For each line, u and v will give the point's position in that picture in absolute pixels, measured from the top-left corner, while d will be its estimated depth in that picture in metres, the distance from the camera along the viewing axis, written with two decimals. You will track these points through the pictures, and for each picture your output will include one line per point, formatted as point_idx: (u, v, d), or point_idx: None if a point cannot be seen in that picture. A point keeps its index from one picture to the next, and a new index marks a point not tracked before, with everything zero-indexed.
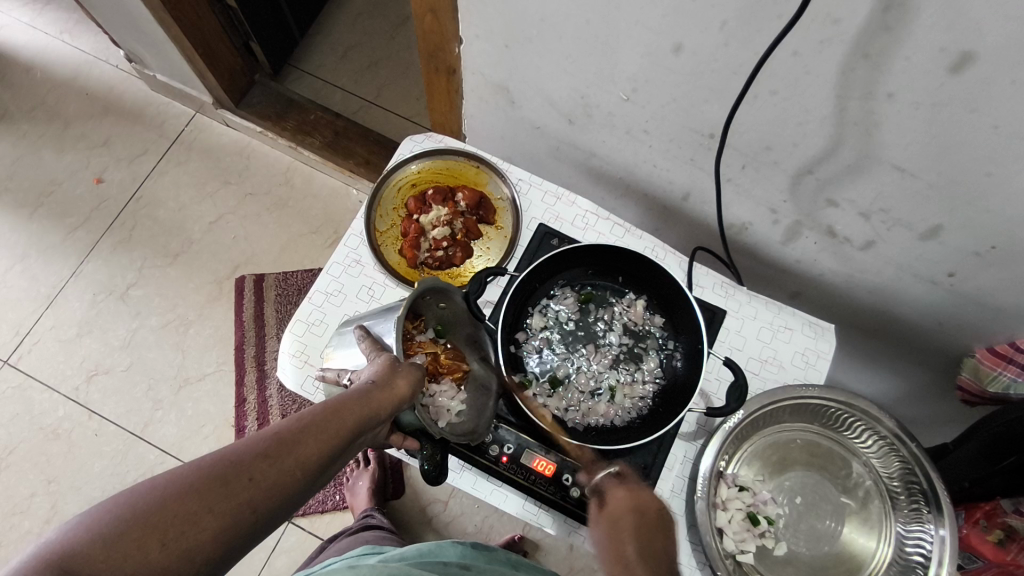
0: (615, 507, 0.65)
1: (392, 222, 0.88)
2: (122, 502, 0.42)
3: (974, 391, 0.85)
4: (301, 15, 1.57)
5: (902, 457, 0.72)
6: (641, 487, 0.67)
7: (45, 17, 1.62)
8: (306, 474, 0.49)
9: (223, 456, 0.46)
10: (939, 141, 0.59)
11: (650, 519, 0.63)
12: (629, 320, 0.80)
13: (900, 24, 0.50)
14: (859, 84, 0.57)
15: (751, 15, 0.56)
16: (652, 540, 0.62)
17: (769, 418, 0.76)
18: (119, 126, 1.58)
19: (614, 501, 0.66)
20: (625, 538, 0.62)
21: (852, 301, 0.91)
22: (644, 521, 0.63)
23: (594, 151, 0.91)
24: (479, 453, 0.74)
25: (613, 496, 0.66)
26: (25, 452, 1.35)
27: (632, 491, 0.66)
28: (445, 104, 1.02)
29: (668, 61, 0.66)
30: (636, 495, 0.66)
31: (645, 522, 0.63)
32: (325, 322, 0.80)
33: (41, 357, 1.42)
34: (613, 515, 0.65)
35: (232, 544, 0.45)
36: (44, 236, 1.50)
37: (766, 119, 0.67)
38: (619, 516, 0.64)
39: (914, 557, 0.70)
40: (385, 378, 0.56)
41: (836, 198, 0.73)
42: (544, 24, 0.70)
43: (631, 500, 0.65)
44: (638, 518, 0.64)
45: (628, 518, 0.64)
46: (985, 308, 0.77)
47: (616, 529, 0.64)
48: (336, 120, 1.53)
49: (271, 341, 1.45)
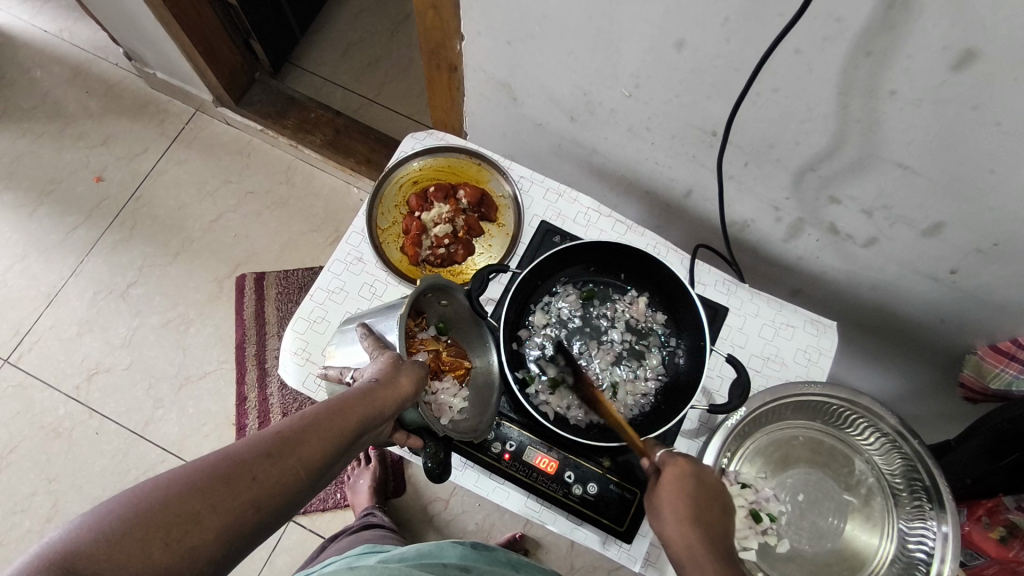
0: (675, 487, 0.61)
1: (394, 220, 0.88)
2: (124, 501, 0.42)
3: (976, 388, 0.85)
4: (302, 13, 1.56)
5: (904, 454, 0.72)
6: (701, 469, 0.63)
7: (45, 15, 1.62)
8: (309, 473, 0.49)
9: (226, 455, 0.46)
10: (942, 138, 0.59)
11: (710, 501, 0.61)
12: (631, 317, 0.80)
13: (904, 21, 0.50)
14: (862, 82, 0.57)
15: (754, 12, 0.55)
16: (713, 523, 0.60)
17: (771, 415, 0.76)
18: (119, 124, 1.58)
19: (671, 479, 0.62)
20: (688, 522, 0.59)
21: (853, 298, 0.91)
22: (705, 503, 0.61)
23: (596, 148, 0.91)
24: (481, 450, 0.74)
25: (670, 474, 0.62)
26: (26, 451, 1.35)
27: (692, 469, 0.62)
28: (446, 102, 1.02)
29: (670, 58, 0.66)
30: (696, 474, 0.62)
31: (706, 504, 0.61)
32: (327, 320, 0.80)
33: (41, 355, 1.42)
34: (672, 494, 0.61)
35: (235, 544, 0.45)
36: (44, 235, 1.49)
37: (768, 116, 0.67)
38: (680, 497, 0.61)
39: (916, 554, 0.70)
40: (388, 376, 0.56)
41: (838, 195, 0.73)
42: (547, 20, 0.70)
43: (692, 479, 0.62)
44: (698, 500, 0.61)
45: (688, 500, 0.60)
46: (987, 305, 0.77)
47: (677, 510, 0.60)
48: (336, 118, 1.53)
49: (272, 339, 1.45)
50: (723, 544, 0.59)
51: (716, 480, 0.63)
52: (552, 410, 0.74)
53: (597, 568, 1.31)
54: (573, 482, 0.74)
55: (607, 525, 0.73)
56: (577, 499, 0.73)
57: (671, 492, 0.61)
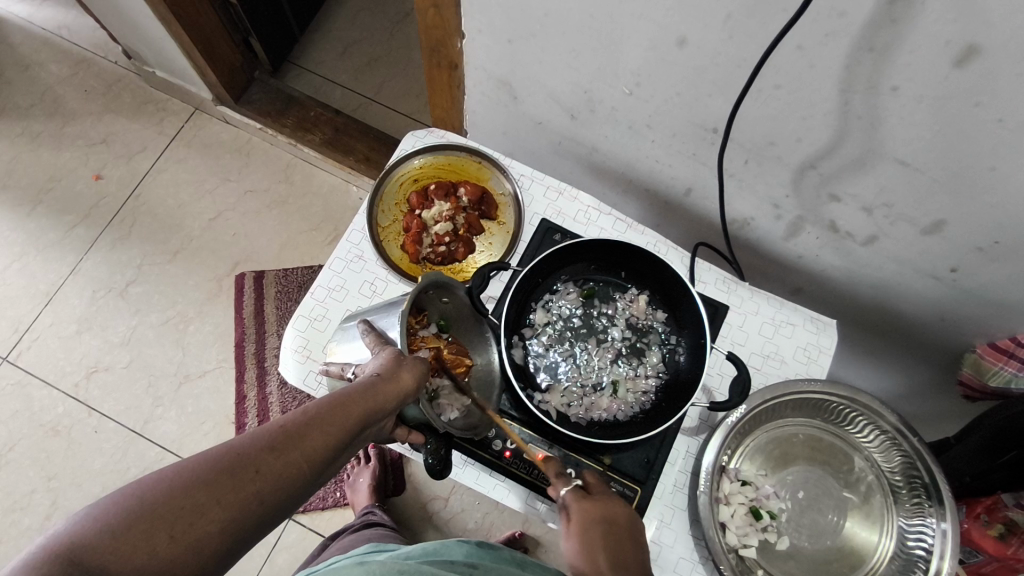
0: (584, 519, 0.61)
1: (394, 218, 0.88)
2: (129, 494, 0.42)
3: (974, 386, 0.85)
4: (302, 11, 1.57)
5: (903, 450, 0.73)
6: (610, 509, 0.63)
7: (43, 13, 1.61)
8: (312, 467, 0.49)
9: (229, 449, 0.46)
10: (943, 135, 0.59)
11: (618, 533, 0.61)
12: (631, 315, 0.80)
13: (907, 16, 0.50)
14: (863, 78, 0.57)
15: (756, 8, 0.56)
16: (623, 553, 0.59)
17: (771, 413, 0.77)
18: (118, 122, 1.57)
19: (580, 516, 0.62)
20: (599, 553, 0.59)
21: (853, 296, 0.91)
22: (614, 534, 0.61)
23: (596, 146, 0.91)
24: (482, 447, 0.74)
25: (581, 510, 0.62)
26: (25, 449, 1.35)
27: (600, 505, 0.63)
28: (446, 101, 1.02)
29: (672, 55, 0.66)
30: (601, 510, 0.62)
31: (616, 536, 0.61)
32: (328, 317, 0.80)
33: (40, 354, 1.41)
34: (584, 529, 0.61)
35: (239, 536, 0.45)
36: (44, 232, 1.49)
37: (769, 113, 0.67)
38: (592, 529, 0.60)
39: (915, 551, 0.70)
40: (390, 370, 0.56)
41: (839, 192, 0.73)
42: (548, 18, 0.70)
43: (598, 514, 0.62)
44: (607, 532, 0.61)
45: (599, 533, 0.60)
46: (986, 303, 0.77)
47: (587, 543, 0.59)
48: (336, 117, 1.52)
49: (272, 337, 1.45)
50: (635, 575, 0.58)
51: (624, 513, 0.63)
52: (552, 408, 0.75)
53: None
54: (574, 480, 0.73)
55: None
56: None
57: (578, 527, 0.61)
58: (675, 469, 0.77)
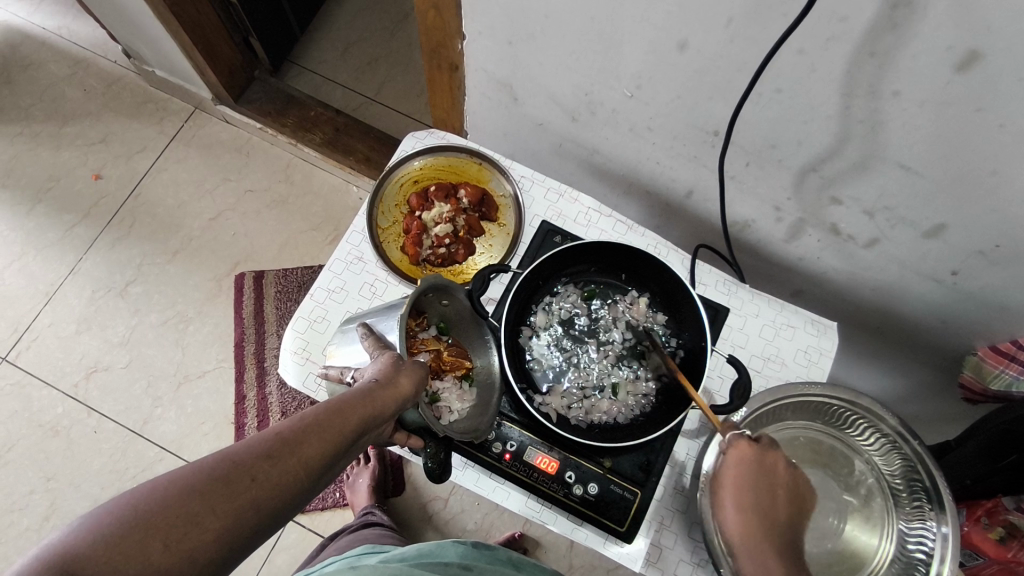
0: (738, 471, 0.62)
1: (395, 219, 0.88)
2: (123, 504, 0.42)
3: (976, 390, 0.85)
4: (302, 11, 1.56)
5: (905, 455, 0.72)
6: (766, 460, 0.62)
7: (43, 12, 1.62)
8: (309, 474, 0.48)
9: (225, 456, 0.46)
10: (944, 140, 0.59)
11: (777, 486, 0.61)
12: (632, 318, 0.80)
13: (909, 21, 0.50)
14: (864, 83, 0.57)
15: (757, 12, 0.55)
16: (781, 516, 0.60)
17: (772, 415, 0.76)
18: (118, 121, 1.57)
19: (733, 467, 0.62)
20: (753, 514, 0.60)
21: (854, 299, 0.91)
22: (774, 489, 0.61)
23: (597, 148, 0.91)
24: (482, 450, 0.74)
25: (736, 460, 0.62)
26: (24, 449, 1.35)
27: (757, 452, 0.62)
28: (447, 102, 1.02)
29: (672, 58, 0.66)
30: (760, 461, 0.62)
31: (772, 491, 0.61)
32: (327, 319, 0.80)
33: (39, 354, 1.41)
34: (739, 482, 0.61)
35: (234, 545, 0.45)
36: (43, 232, 1.49)
37: (771, 117, 0.67)
38: (745, 490, 0.61)
39: (915, 555, 0.70)
40: (388, 376, 0.56)
41: (840, 195, 0.73)
42: (549, 20, 0.70)
43: (755, 470, 0.61)
44: (763, 481, 0.61)
45: (753, 488, 0.61)
46: (989, 306, 0.77)
47: (743, 496, 0.61)
48: (336, 116, 1.52)
49: (271, 337, 1.45)
50: (788, 536, 0.60)
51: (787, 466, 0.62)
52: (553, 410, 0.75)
53: (597, 567, 1.32)
54: (573, 482, 0.73)
55: (608, 525, 0.73)
56: (577, 499, 0.73)
57: (734, 474, 0.62)
58: (675, 472, 0.77)
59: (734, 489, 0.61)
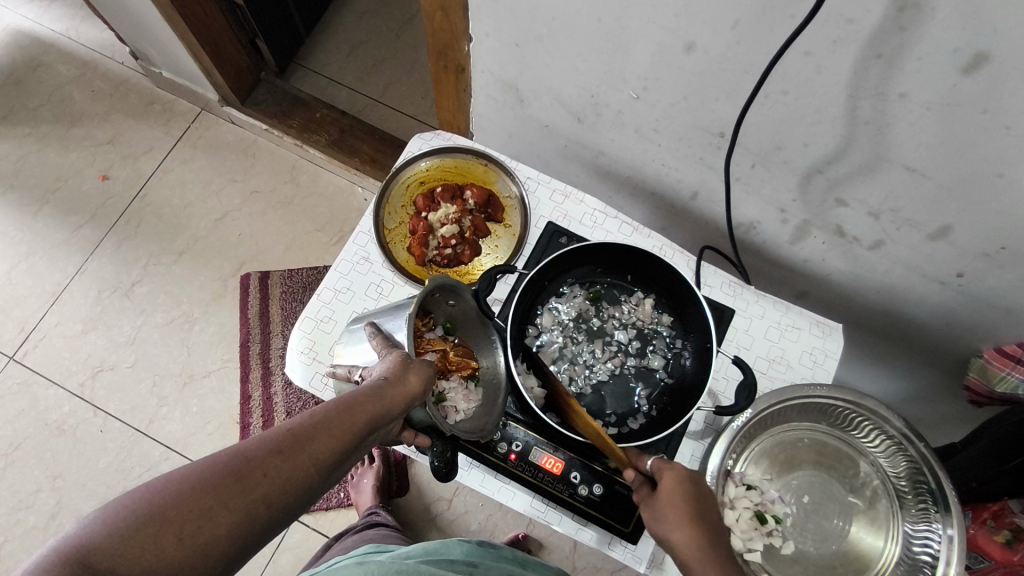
0: (674, 491, 0.63)
1: (401, 220, 0.89)
2: (138, 497, 0.42)
3: (981, 391, 0.85)
4: (308, 13, 1.57)
5: (909, 456, 0.72)
6: (697, 476, 0.65)
7: (51, 14, 1.63)
8: (320, 470, 0.49)
9: (237, 452, 0.46)
10: (951, 141, 0.59)
11: (707, 502, 0.63)
12: (637, 319, 0.80)
13: (916, 23, 0.50)
14: (871, 84, 0.57)
15: (764, 14, 0.56)
16: (715, 531, 0.62)
17: (777, 417, 0.77)
18: (125, 122, 1.58)
19: (668, 485, 0.63)
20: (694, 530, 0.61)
21: (860, 301, 0.91)
22: (705, 507, 0.63)
23: (602, 149, 0.91)
24: (488, 450, 0.74)
25: (669, 480, 0.63)
26: (31, 448, 1.35)
27: (687, 474, 0.64)
28: (453, 103, 1.02)
29: (679, 59, 0.66)
30: (691, 479, 0.64)
31: (704, 508, 0.63)
32: (334, 319, 0.80)
33: (46, 353, 1.42)
34: (674, 500, 0.62)
35: (245, 540, 0.45)
36: (50, 232, 1.50)
37: (777, 119, 0.67)
38: (683, 504, 0.62)
39: (921, 557, 0.70)
40: (397, 374, 0.56)
41: (846, 197, 0.73)
42: (556, 22, 0.70)
43: (688, 485, 0.63)
44: (694, 497, 0.63)
45: (688, 505, 0.62)
46: (995, 308, 0.77)
47: (684, 515, 0.62)
48: (342, 118, 1.53)
49: (277, 338, 1.45)
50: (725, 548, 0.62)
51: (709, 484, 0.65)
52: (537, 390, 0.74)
53: (601, 568, 1.32)
54: (578, 483, 0.74)
55: (613, 525, 0.73)
56: (582, 499, 0.73)
57: (670, 493, 0.63)
58: None
59: (672, 509, 0.62)
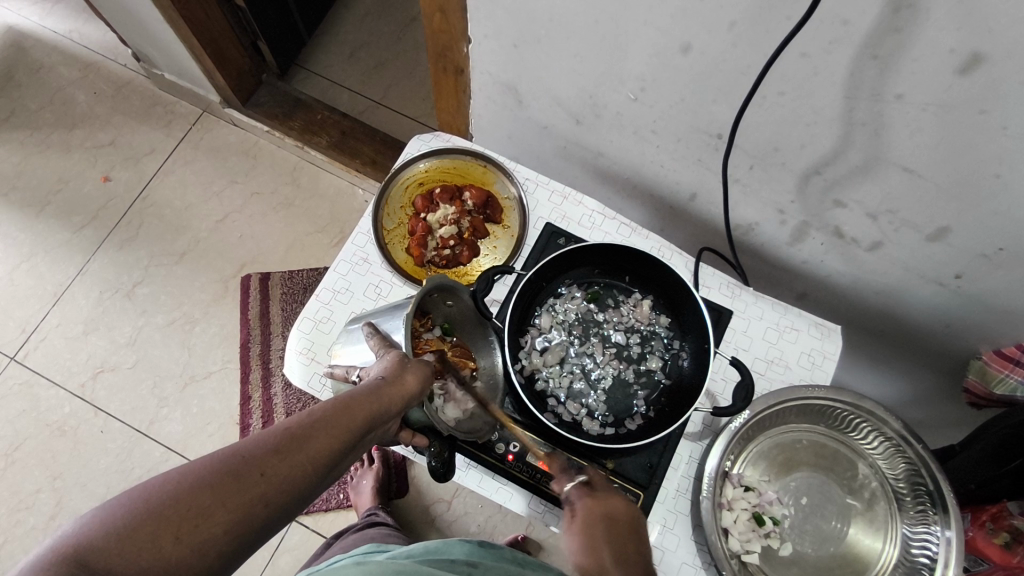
0: (585, 519, 0.57)
1: (399, 221, 0.89)
2: (135, 497, 0.42)
3: (980, 393, 0.85)
4: (309, 15, 1.58)
5: (908, 457, 0.72)
6: (615, 504, 0.59)
7: (54, 17, 1.64)
8: (317, 470, 0.49)
9: (234, 451, 0.46)
10: (947, 143, 0.59)
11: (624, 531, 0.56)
12: (635, 320, 0.80)
13: (912, 24, 0.50)
14: (868, 85, 0.57)
15: (761, 15, 0.56)
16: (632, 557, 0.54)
17: (775, 418, 0.77)
18: (127, 123, 1.59)
19: (582, 515, 0.58)
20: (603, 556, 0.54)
21: (859, 302, 0.91)
22: (620, 538, 0.56)
23: (601, 151, 0.91)
24: (485, 450, 0.74)
25: (582, 507, 0.59)
26: (31, 448, 1.36)
27: (600, 502, 0.59)
28: (452, 105, 1.02)
29: (676, 60, 0.66)
30: (606, 509, 0.58)
31: (619, 537, 0.56)
32: (333, 319, 0.81)
33: (47, 353, 1.42)
34: (587, 527, 0.57)
35: (243, 539, 0.45)
36: (52, 233, 1.50)
37: (775, 119, 0.67)
38: (596, 534, 0.56)
39: (919, 559, 0.70)
40: (394, 374, 0.57)
41: (843, 199, 0.73)
42: (554, 24, 0.71)
43: (600, 510, 0.58)
44: (609, 526, 0.57)
45: (601, 533, 0.56)
46: (994, 310, 0.77)
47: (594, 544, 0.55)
48: (343, 120, 1.54)
49: (277, 339, 1.45)
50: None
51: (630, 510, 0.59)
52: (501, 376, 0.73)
53: None
54: None
55: None
56: None
57: (580, 522, 0.57)
58: (678, 474, 0.77)
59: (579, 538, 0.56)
